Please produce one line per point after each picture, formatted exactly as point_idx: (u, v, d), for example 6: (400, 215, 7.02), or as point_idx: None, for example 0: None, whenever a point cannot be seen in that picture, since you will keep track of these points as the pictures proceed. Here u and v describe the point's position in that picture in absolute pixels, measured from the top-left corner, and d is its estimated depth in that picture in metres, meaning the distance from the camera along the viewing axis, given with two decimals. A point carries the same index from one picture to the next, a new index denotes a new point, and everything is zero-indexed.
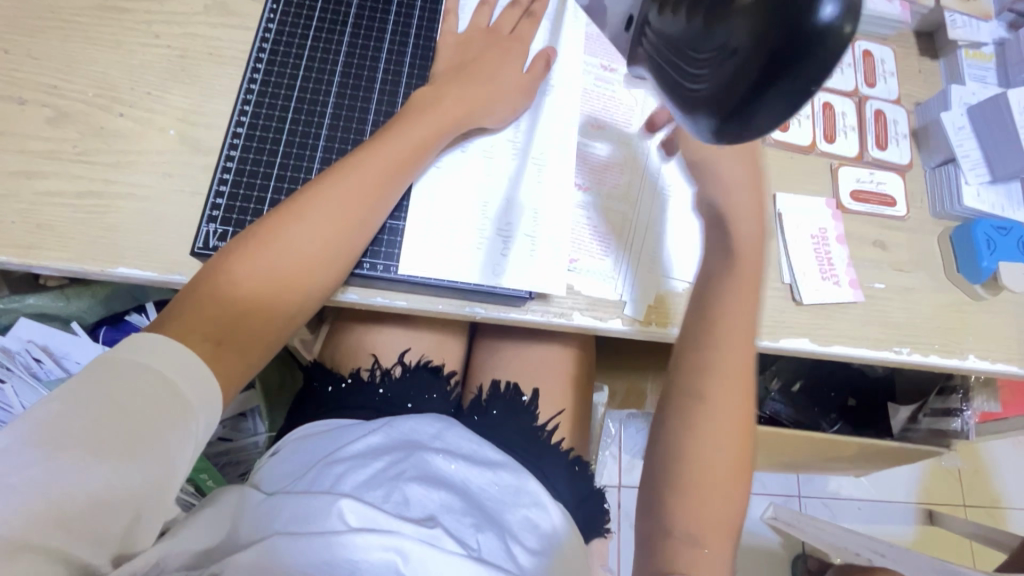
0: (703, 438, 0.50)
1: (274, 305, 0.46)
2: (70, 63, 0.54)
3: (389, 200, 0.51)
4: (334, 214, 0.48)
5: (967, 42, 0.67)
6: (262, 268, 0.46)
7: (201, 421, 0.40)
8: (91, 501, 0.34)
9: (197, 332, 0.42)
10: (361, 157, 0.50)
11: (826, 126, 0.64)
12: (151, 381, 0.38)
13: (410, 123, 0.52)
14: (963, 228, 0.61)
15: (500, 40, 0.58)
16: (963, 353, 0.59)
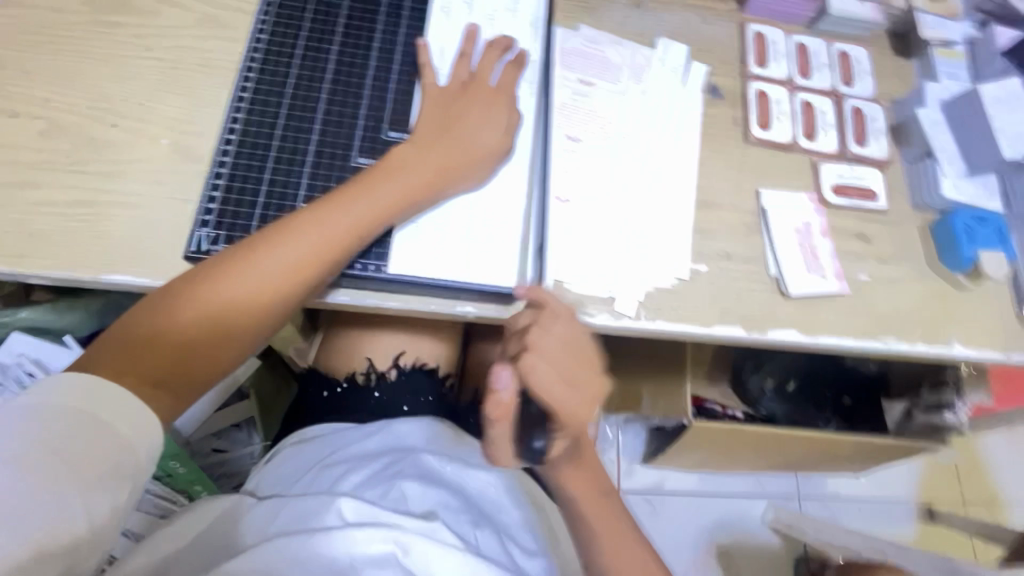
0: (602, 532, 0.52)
1: (215, 348, 0.47)
2: (62, 77, 0.55)
3: (347, 255, 0.51)
4: (283, 268, 0.48)
5: (939, 41, 0.69)
6: (206, 311, 0.47)
7: (139, 452, 0.41)
8: (30, 542, 0.35)
9: (132, 374, 0.43)
10: (324, 212, 0.50)
11: (806, 123, 0.66)
12: (80, 425, 0.39)
13: (377, 182, 0.52)
14: (942, 219, 0.62)
15: (476, 79, 0.58)
16: (950, 341, 0.60)
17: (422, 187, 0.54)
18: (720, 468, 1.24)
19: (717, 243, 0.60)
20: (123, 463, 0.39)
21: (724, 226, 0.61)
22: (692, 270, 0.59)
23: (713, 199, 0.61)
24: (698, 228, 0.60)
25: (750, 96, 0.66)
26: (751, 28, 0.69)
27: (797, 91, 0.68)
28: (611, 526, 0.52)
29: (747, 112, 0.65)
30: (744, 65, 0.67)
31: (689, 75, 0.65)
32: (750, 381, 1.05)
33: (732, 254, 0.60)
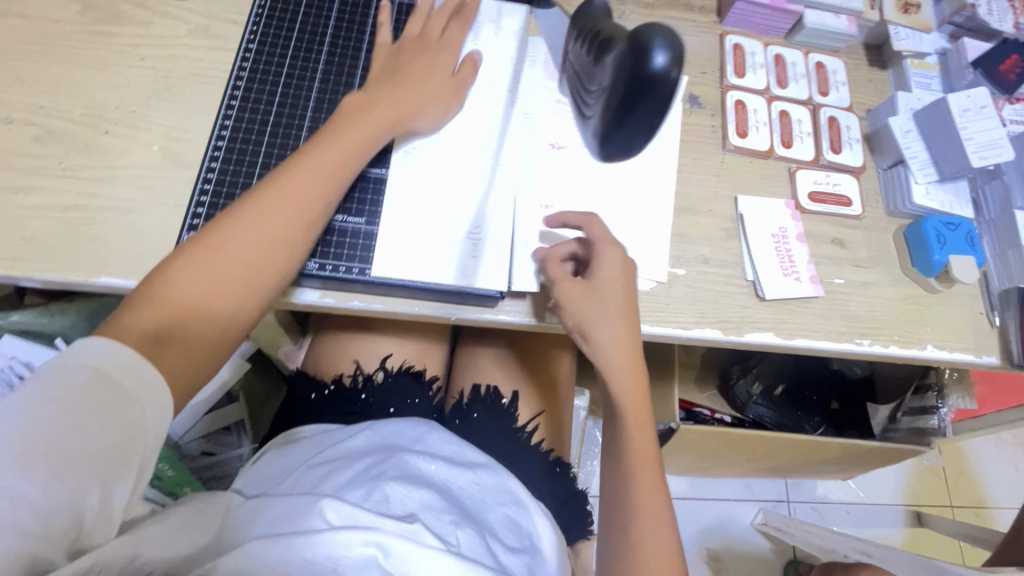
0: (637, 511, 0.52)
1: (215, 305, 0.47)
2: (57, 85, 0.57)
3: (323, 205, 0.52)
4: (268, 211, 0.49)
5: (911, 52, 0.71)
6: (201, 266, 0.47)
7: (150, 415, 0.41)
8: (40, 496, 0.36)
9: (134, 332, 0.43)
10: (293, 162, 0.52)
11: (783, 132, 0.68)
12: (99, 385, 0.39)
13: (339, 127, 0.54)
14: (915, 224, 0.64)
15: (431, 46, 0.61)
16: (923, 343, 0.61)
17: (378, 133, 0.55)
18: (709, 472, 1.25)
19: (696, 248, 0.61)
20: (133, 425, 0.40)
21: (703, 231, 0.62)
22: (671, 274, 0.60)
23: (693, 205, 0.63)
24: (679, 233, 0.62)
25: (729, 105, 0.68)
26: (730, 39, 0.71)
27: (775, 101, 0.70)
28: (650, 498, 0.52)
29: (726, 121, 0.67)
30: (723, 76, 0.69)
31: None
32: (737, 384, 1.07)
33: (710, 259, 0.61)
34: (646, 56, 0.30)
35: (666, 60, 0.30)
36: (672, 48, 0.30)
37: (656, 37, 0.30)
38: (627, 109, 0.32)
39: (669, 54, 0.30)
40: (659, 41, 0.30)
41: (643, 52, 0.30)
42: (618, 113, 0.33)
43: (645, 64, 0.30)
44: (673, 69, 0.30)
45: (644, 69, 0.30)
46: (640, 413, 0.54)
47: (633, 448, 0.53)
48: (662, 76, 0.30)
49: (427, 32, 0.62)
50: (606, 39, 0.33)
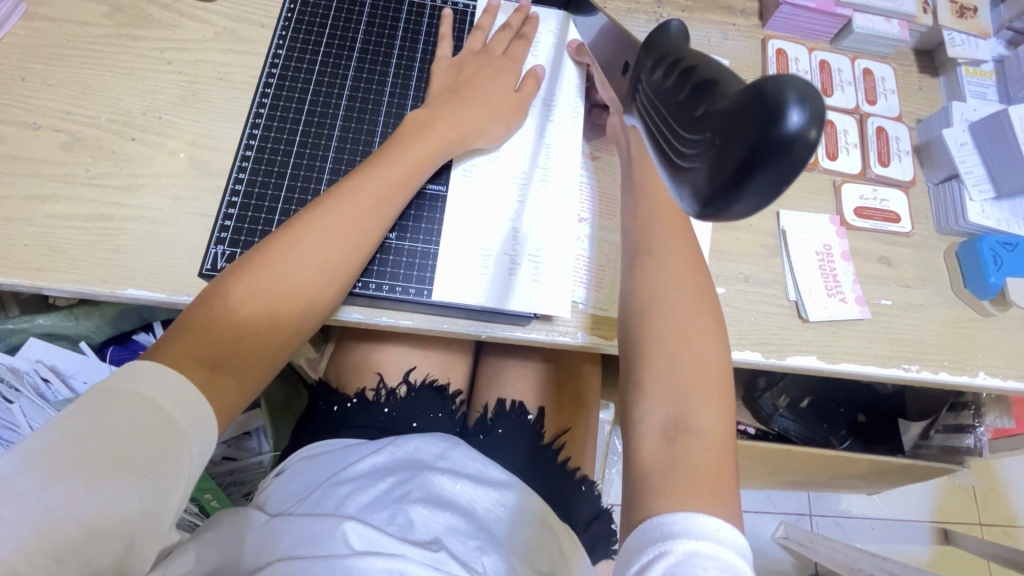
0: (654, 403, 0.46)
1: (267, 328, 0.46)
2: (84, 90, 0.56)
3: (376, 226, 0.50)
4: (329, 235, 0.48)
5: (967, 59, 0.67)
6: (256, 289, 0.46)
7: (197, 444, 0.40)
8: (84, 527, 0.34)
9: (190, 356, 0.42)
10: (355, 181, 0.50)
11: (828, 143, 0.65)
12: (143, 411, 0.38)
13: (401, 148, 0.52)
14: (968, 244, 0.60)
15: (493, 61, 0.59)
16: (974, 370, 0.58)
17: (435, 155, 0.53)
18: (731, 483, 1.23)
19: (735, 265, 0.59)
20: (180, 455, 0.39)
21: (742, 247, 0.60)
22: None
23: (733, 219, 0.60)
24: (717, 249, 0.59)
25: None
26: (773, 44, 0.68)
27: None
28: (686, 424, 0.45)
29: None
30: None
31: None
32: (763, 398, 1.04)
33: (750, 276, 0.59)
34: (778, 114, 0.22)
35: (805, 118, 0.21)
36: (810, 103, 0.22)
37: (792, 90, 0.21)
38: (748, 175, 0.22)
39: (806, 110, 0.22)
40: (797, 95, 0.21)
41: (773, 110, 0.22)
42: (734, 176, 0.23)
43: (778, 127, 0.21)
44: (812, 130, 0.22)
45: (775, 132, 0.22)
46: (680, 318, 0.49)
47: (662, 367, 0.47)
48: (798, 140, 0.22)
49: (489, 48, 0.60)
50: (709, 82, 0.26)
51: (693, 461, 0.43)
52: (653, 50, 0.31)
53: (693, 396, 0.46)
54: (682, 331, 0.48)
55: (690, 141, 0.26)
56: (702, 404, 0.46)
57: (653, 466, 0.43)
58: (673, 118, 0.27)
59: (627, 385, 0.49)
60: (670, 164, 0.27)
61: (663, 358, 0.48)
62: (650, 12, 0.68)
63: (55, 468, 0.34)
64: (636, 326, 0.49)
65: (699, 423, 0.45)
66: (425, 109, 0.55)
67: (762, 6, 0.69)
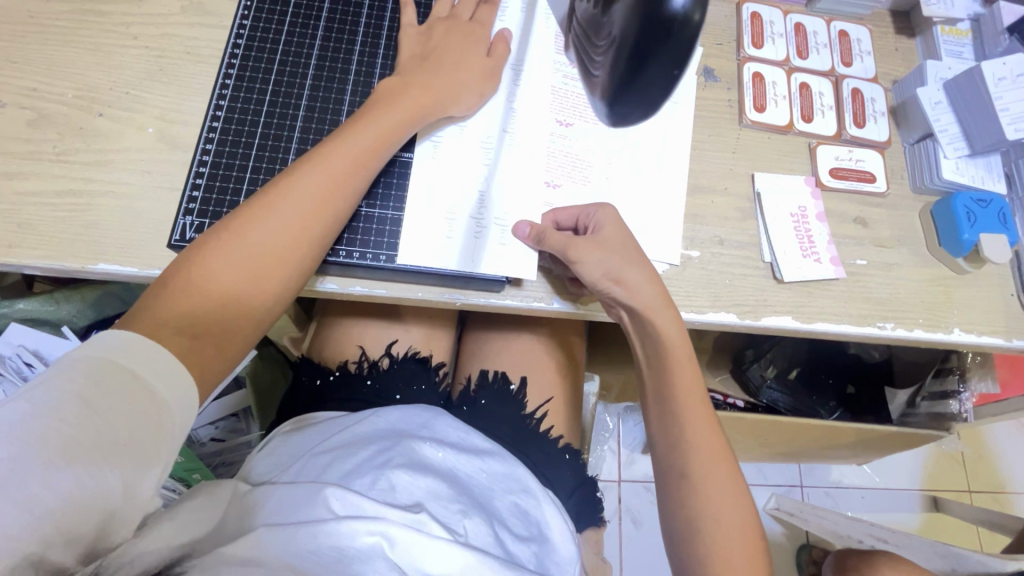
0: (705, 498, 0.51)
1: (245, 298, 0.46)
2: (49, 66, 0.55)
3: (350, 192, 0.50)
4: (304, 203, 0.48)
5: (942, 18, 0.67)
6: (233, 258, 0.46)
7: (179, 415, 0.40)
8: (63, 500, 0.34)
9: (169, 327, 0.42)
10: (328, 147, 0.50)
11: (803, 106, 0.65)
12: (119, 380, 0.38)
13: (375, 113, 0.52)
14: (942, 202, 0.60)
15: (461, 26, 0.58)
16: (949, 327, 0.59)
17: (409, 122, 0.53)
18: None
19: (710, 228, 0.59)
20: (160, 426, 0.39)
21: (717, 211, 0.60)
22: (684, 257, 0.58)
23: (707, 183, 0.60)
24: (692, 213, 0.59)
25: (745, 78, 0.64)
26: (747, 8, 0.67)
27: (795, 72, 0.66)
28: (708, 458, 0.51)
29: (742, 95, 0.64)
30: (739, 46, 0.66)
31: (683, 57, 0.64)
32: (751, 369, 1.03)
33: (725, 240, 0.59)
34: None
35: (687, 2, 0.26)
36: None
37: None
38: (647, 56, 0.27)
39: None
40: None
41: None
42: (635, 58, 0.27)
43: (663, 7, 0.26)
44: (694, 14, 0.26)
45: (661, 11, 0.26)
46: (698, 400, 0.53)
47: (698, 455, 0.52)
48: (681, 18, 0.26)
49: (457, 11, 0.59)
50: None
51: (726, 509, 0.51)
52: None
53: (721, 457, 0.52)
54: (701, 407, 0.53)
55: (598, 50, 0.30)
56: (736, 475, 0.52)
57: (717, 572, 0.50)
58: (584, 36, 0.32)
59: (673, 480, 0.52)
60: (589, 74, 0.32)
61: (694, 436, 0.52)
62: None
63: (27, 440, 0.34)
64: (673, 421, 0.53)
65: (736, 488, 0.52)
66: (397, 74, 0.55)
67: None
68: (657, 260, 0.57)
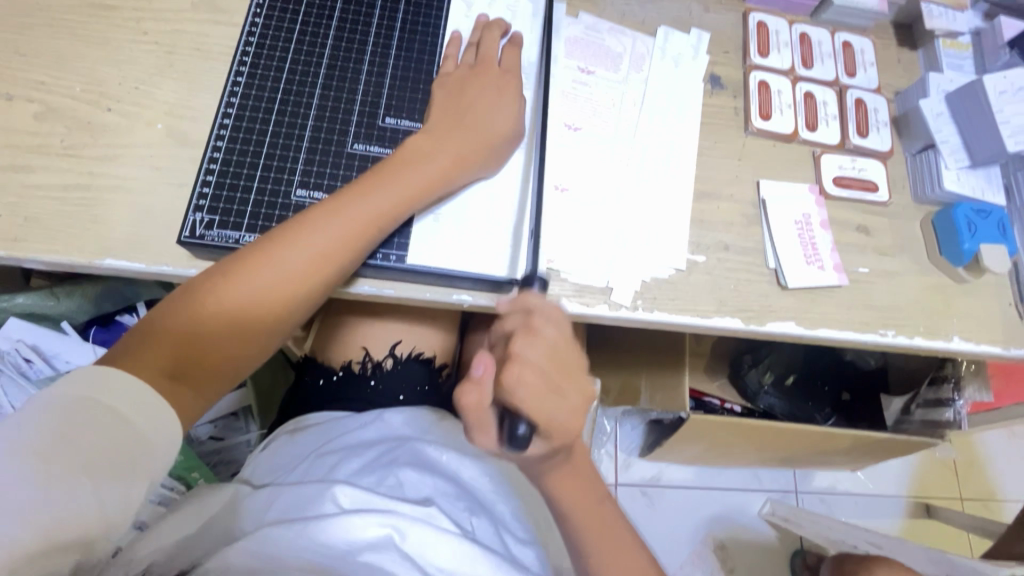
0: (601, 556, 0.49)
1: (232, 354, 0.46)
2: (57, 60, 0.55)
3: (357, 260, 0.50)
4: (311, 264, 0.47)
5: (944, 31, 0.68)
6: (232, 308, 0.45)
7: (162, 444, 0.39)
8: (41, 536, 0.34)
9: (152, 370, 0.42)
10: (347, 208, 0.49)
11: (808, 114, 0.65)
12: (100, 414, 0.37)
13: (402, 174, 0.52)
14: (943, 212, 0.61)
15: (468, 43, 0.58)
16: (949, 335, 0.59)
17: (429, 192, 0.52)
18: (717, 461, 1.24)
19: (715, 234, 0.59)
20: (140, 452, 0.38)
21: (722, 217, 0.60)
22: (690, 261, 0.58)
23: (713, 190, 0.61)
24: (698, 218, 0.60)
25: (752, 85, 0.65)
26: (754, 17, 0.68)
27: (800, 81, 0.67)
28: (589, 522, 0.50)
29: (748, 103, 0.65)
30: (746, 55, 0.67)
31: (689, 64, 0.65)
32: (749, 374, 1.04)
33: (730, 245, 0.59)
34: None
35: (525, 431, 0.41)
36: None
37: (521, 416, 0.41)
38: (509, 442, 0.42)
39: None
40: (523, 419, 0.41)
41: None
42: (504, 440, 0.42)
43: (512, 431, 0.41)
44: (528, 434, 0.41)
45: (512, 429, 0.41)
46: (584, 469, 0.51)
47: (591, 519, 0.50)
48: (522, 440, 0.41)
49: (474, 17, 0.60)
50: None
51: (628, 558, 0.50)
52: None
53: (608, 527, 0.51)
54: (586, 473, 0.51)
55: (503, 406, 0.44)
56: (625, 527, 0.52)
57: None
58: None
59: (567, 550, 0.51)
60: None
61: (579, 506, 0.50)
62: None
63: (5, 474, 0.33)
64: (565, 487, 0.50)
65: (631, 545, 0.51)
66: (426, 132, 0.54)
67: None
68: (663, 264, 0.57)
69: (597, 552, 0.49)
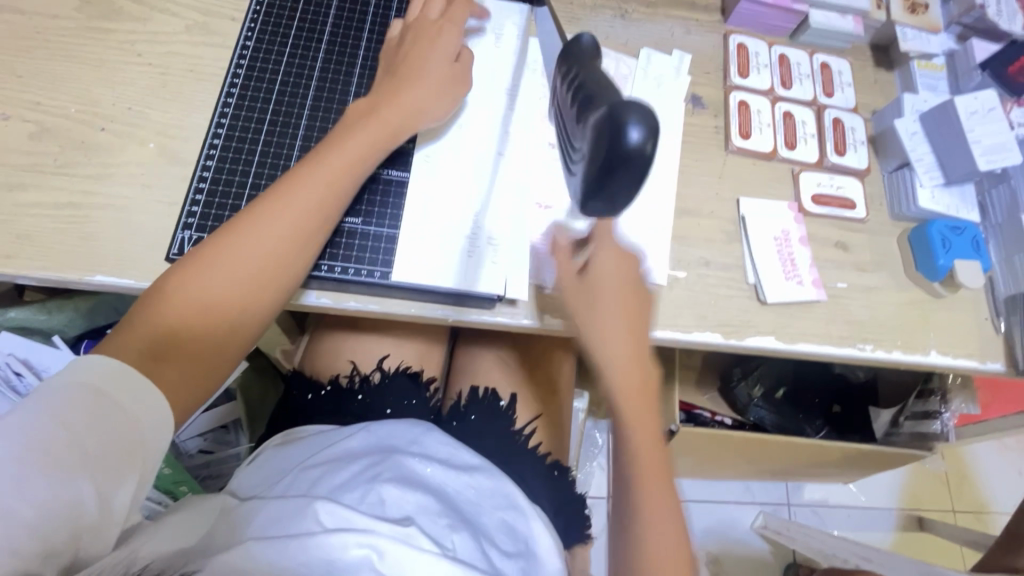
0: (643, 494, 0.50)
1: (210, 327, 0.47)
2: (53, 82, 0.56)
3: (322, 219, 0.51)
4: (274, 225, 0.49)
5: (918, 53, 0.70)
6: (200, 283, 0.46)
7: (152, 431, 0.41)
8: (40, 512, 0.35)
9: (129, 351, 0.43)
10: (301, 172, 0.51)
11: (787, 134, 0.67)
12: (93, 399, 0.39)
13: (350, 133, 0.54)
14: (919, 229, 0.63)
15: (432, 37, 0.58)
16: (926, 349, 0.61)
17: (380, 145, 0.54)
18: (709, 473, 1.24)
19: (697, 250, 0.61)
20: (136, 456, 0.40)
21: (704, 233, 0.61)
22: (671, 277, 0.59)
23: (695, 207, 0.62)
24: (679, 235, 0.61)
25: (732, 105, 0.67)
26: (734, 39, 0.70)
27: (779, 101, 0.69)
28: (662, 504, 0.50)
29: (729, 122, 0.66)
30: (726, 75, 0.69)
31: (671, 83, 0.66)
32: (739, 387, 1.05)
33: (711, 261, 0.61)
34: (622, 134, 0.35)
35: (640, 135, 0.34)
36: (646, 123, 0.34)
37: (631, 118, 0.34)
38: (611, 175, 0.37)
39: (643, 128, 0.34)
40: (635, 119, 0.34)
41: (619, 131, 0.35)
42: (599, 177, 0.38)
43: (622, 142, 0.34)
44: (646, 144, 0.35)
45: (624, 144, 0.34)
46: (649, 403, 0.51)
47: (639, 433, 0.51)
48: (637, 150, 0.35)
49: None
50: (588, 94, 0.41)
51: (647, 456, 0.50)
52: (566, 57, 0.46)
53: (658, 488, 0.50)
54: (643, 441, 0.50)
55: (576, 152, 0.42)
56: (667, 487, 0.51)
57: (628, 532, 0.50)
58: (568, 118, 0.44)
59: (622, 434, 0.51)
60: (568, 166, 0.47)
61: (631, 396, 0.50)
62: (616, 8, 0.70)
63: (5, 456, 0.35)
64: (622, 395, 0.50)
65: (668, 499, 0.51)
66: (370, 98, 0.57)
67: (724, 2, 0.72)
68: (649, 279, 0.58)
69: (641, 493, 0.50)
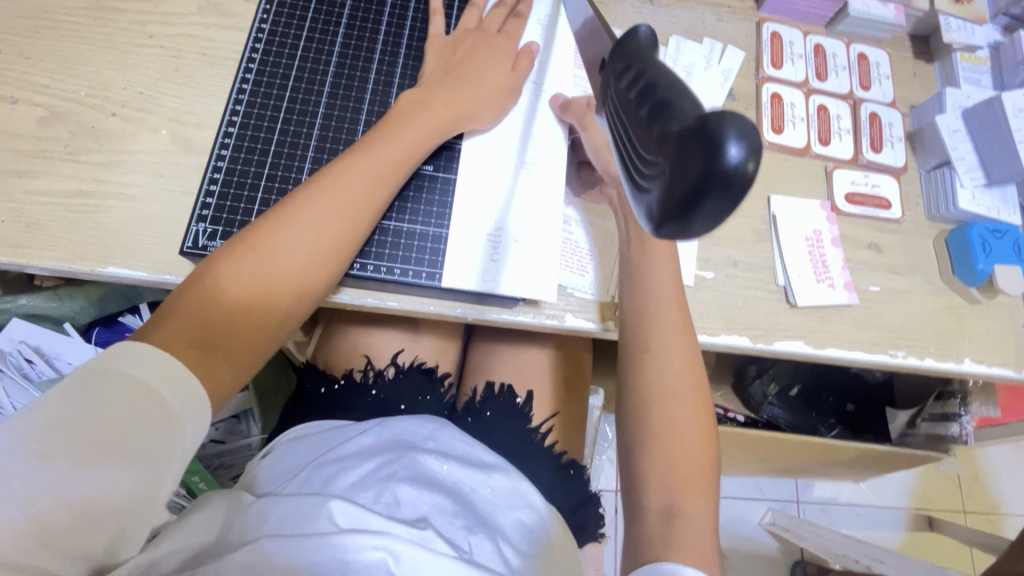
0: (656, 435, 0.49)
1: (258, 313, 0.45)
2: (63, 64, 0.54)
3: (373, 210, 0.50)
4: (328, 210, 0.48)
5: (962, 45, 0.67)
6: (250, 269, 0.45)
7: (189, 429, 0.39)
8: (73, 512, 0.34)
9: (178, 338, 0.41)
10: (356, 158, 0.50)
11: (821, 128, 0.64)
12: (131, 392, 0.37)
13: (406, 122, 0.52)
14: (957, 232, 0.60)
15: (488, 37, 0.59)
16: (960, 356, 0.58)
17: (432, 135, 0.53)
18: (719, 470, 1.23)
19: (724, 250, 0.59)
20: (171, 441, 0.38)
21: (733, 232, 0.59)
22: (698, 278, 0.57)
23: None
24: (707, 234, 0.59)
25: (764, 98, 0.64)
26: (768, 27, 0.67)
27: (813, 94, 0.66)
28: (694, 476, 0.47)
29: (760, 116, 0.64)
30: (758, 66, 0.66)
31: (701, 75, 0.64)
32: (753, 385, 1.03)
33: (739, 262, 0.58)
34: (716, 150, 0.22)
35: (741, 151, 0.22)
36: (748, 138, 0.22)
37: (728, 126, 0.22)
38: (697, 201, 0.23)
39: (744, 145, 0.22)
40: (734, 131, 0.22)
41: (711, 145, 0.22)
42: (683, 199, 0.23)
43: (710, 158, 0.22)
44: (749, 164, 0.22)
45: (716, 167, 0.22)
46: (682, 365, 0.51)
47: (657, 380, 0.50)
48: (736, 173, 0.22)
49: (484, 24, 0.60)
50: (658, 100, 0.27)
51: (685, 431, 0.49)
52: (620, 53, 0.31)
53: (681, 446, 0.48)
54: (670, 396, 0.50)
55: (648, 162, 0.26)
56: (703, 454, 0.49)
57: (654, 506, 0.47)
58: (633, 129, 0.28)
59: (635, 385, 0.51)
60: (636, 185, 0.27)
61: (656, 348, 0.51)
62: None
63: (37, 452, 0.34)
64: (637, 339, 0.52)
65: (700, 455, 0.49)
66: (419, 87, 0.55)
67: None
68: None
69: (655, 442, 0.49)
